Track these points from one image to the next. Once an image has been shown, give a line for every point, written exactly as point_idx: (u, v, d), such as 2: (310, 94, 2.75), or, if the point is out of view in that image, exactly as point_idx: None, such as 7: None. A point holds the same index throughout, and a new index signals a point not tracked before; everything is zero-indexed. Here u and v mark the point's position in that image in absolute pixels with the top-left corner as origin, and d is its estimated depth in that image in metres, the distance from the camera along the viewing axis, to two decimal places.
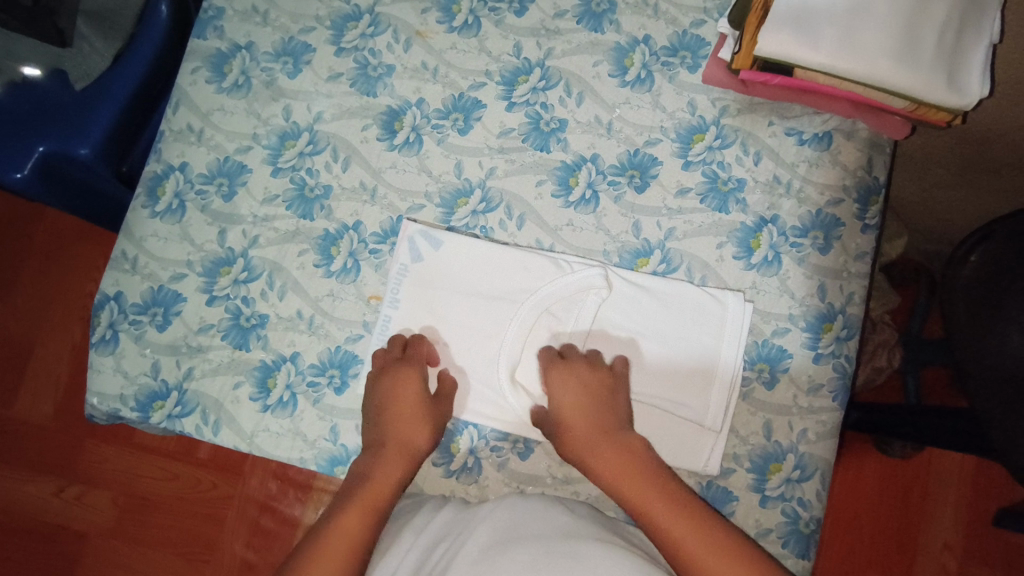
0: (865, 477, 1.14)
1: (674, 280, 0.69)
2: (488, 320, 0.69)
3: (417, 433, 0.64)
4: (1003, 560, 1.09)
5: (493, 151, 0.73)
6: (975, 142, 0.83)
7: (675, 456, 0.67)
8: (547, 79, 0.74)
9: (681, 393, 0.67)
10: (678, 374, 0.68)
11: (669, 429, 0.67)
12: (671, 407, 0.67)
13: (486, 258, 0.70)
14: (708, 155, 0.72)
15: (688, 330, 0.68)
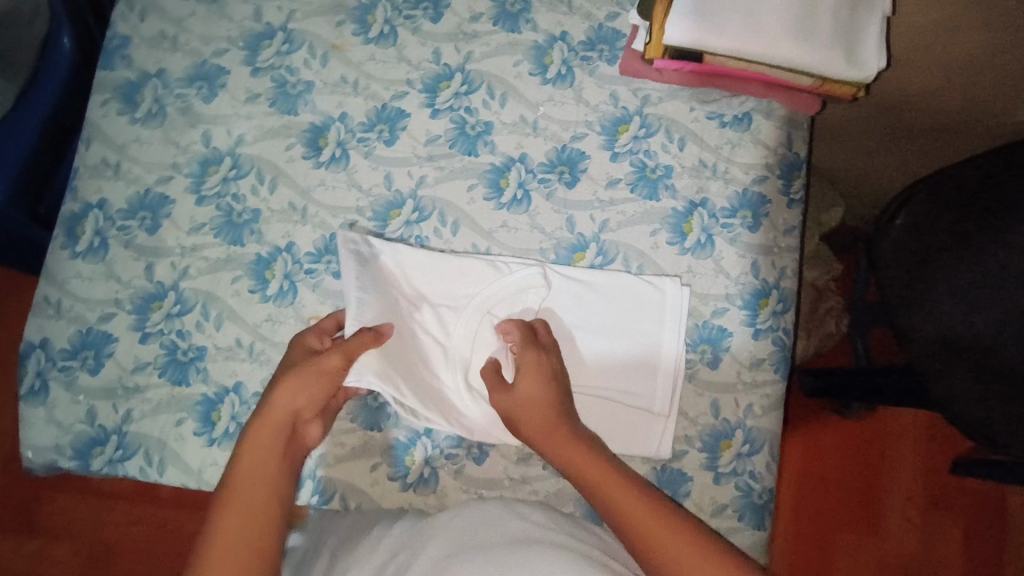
0: (823, 445, 1.19)
1: (611, 271, 0.70)
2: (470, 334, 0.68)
3: (285, 400, 0.60)
4: (963, 508, 1.15)
5: (422, 159, 0.73)
6: (889, 109, 0.88)
7: (626, 443, 0.68)
8: (468, 83, 0.74)
9: (629, 383, 0.68)
10: (624, 367, 0.69)
11: (622, 420, 0.68)
12: (622, 396, 0.68)
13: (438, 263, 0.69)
14: (634, 145, 0.73)
15: (629, 319, 0.69)
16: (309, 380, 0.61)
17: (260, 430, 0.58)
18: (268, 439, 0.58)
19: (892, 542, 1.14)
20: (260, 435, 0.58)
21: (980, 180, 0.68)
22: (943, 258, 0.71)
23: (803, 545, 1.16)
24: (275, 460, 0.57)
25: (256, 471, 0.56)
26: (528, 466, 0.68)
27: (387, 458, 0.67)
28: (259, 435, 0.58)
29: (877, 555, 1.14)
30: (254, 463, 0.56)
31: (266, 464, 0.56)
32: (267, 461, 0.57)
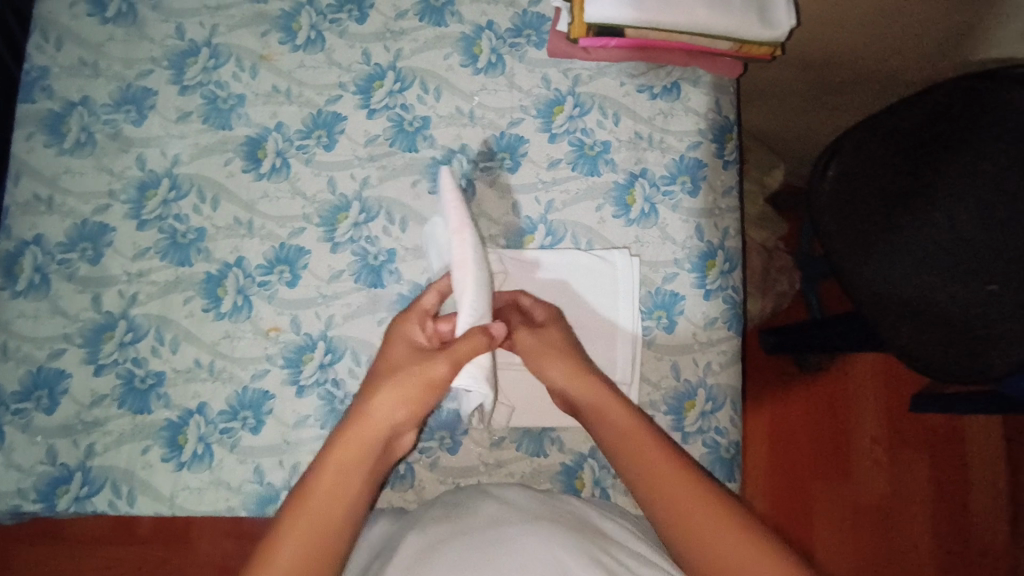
0: (790, 397, 1.25)
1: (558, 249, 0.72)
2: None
3: (384, 408, 0.58)
4: (923, 439, 1.23)
5: (364, 160, 0.73)
6: (812, 68, 0.93)
7: None
8: (401, 80, 0.75)
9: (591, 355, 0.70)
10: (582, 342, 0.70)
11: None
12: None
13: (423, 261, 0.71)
14: (570, 125, 0.75)
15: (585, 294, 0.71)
16: (404, 387, 0.58)
17: (338, 449, 0.56)
18: (348, 458, 0.55)
19: (863, 481, 1.22)
20: (341, 455, 0.55)
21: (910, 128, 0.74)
22: (876, 202, 0.77)
23: (783, 496, 1.21)
24: (355, 484, 0.54)
25: (330, 494, 0.53)
26: (502, 449, 0.69)
27: None
28: (340, 451, 0.55)
29: (850, 495, 1.21)
30: (329, 487, 0.53)
31: (343, 487, 0.54)
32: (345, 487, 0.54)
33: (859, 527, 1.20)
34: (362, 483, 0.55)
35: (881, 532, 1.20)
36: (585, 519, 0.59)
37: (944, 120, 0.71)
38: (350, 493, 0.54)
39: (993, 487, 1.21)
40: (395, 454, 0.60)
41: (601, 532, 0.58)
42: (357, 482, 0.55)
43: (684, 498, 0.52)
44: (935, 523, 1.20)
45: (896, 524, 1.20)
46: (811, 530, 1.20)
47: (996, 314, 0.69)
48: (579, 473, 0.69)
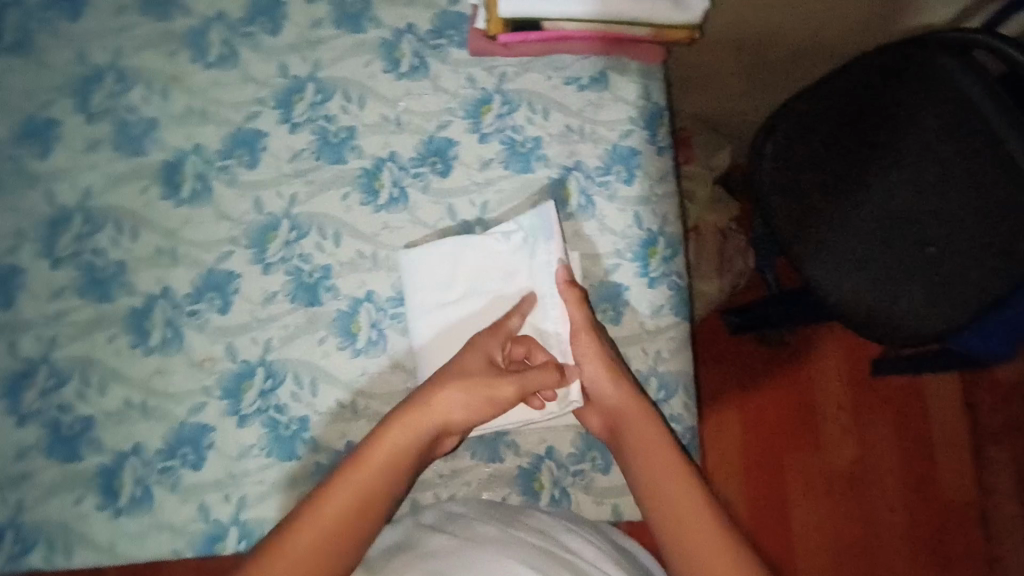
0: (754, 371, 1.28)
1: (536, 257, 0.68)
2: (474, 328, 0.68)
3: (451, 404, 0.61)
4: (885, 404, 1.26)
5: (290, 176, 0.71)
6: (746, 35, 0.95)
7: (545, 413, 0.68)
8: (322, 91, 0.72)
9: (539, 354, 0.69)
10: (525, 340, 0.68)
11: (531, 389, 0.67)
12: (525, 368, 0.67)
13: (423, 267, 0.69)
14: (499, 123, 0.73)
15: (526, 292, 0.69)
16: (481, 392, 0.62)
17: (398, 429, 0.59)
18: (410, 441, 0.59)
19: (831, 451, 1.24)
20: (402, 438, 0.58)
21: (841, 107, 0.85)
22: (817, 173, 0.86)
23: (754, 473, 1.24)
24: (403, 465, 0.58)
25: (378, 482, 0.56)
26: (456, 458, 0.69)
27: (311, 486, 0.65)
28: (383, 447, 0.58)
29: (820, 466, 1.24)
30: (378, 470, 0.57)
31: (389, 474, 0.57)
32: (390, 472, 0.57)
33: (832, 497, 1.22)
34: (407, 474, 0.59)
35: (852, 499, 1.22)
36: (550, 534, 0.59)
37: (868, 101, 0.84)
38: (392, 482, 0.57)
39: (955, 444, 1.23)
40: (435, 451, 0.63)
41: (562, 544, 0.58)
42: (407, 468, 0.58)
43: (678, 479, 0.60)
44: (904, 485, 1.22)
45: (866, 488, 1.22)
46: (783, 503, 1.22)
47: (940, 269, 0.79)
48: (537, 475, 0.69)
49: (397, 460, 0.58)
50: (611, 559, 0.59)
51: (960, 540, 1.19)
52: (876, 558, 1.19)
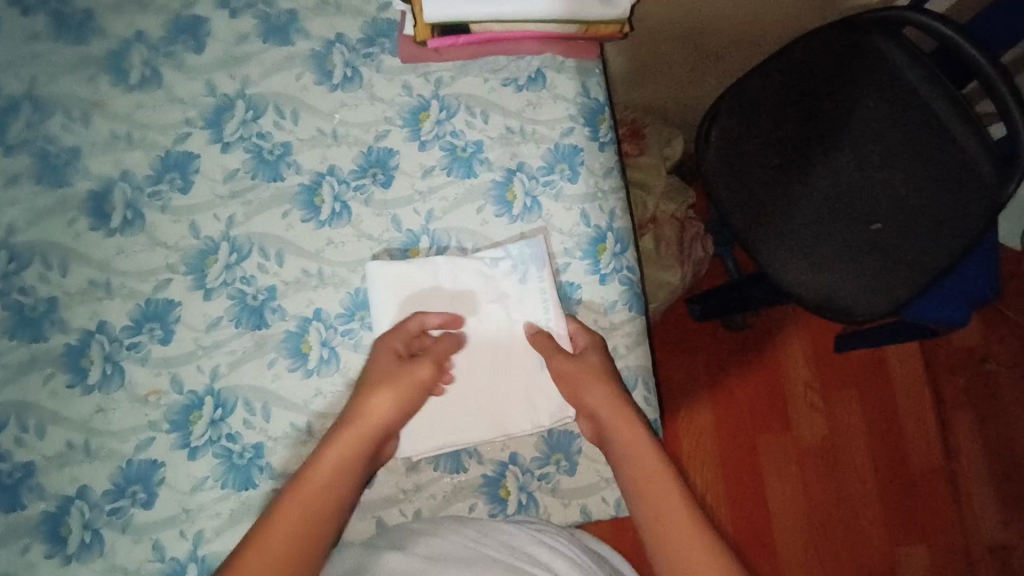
0: (720, 356, 1.29)
1: (528, 284, 0.69)
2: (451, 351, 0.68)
3: (383, 405, 0.62)
4: (851, 376, 1.28)
5: (225, 198, 0.69)
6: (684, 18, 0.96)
7: (513, 422, 0.68)
8: (253, 108, 0.70)
9: (507, 368, 0.69)
10: (500, 353, 0.69)
11: (509, 402, 0.68)
12: (501, 381, 0.68)
13: (398, 282, 0.68)
14: (439, 130, 0.72)
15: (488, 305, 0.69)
16: (399, 386, 0.63)
17: (338, 449, 0.59)
18: (349, 457, 0.60)
19: (802, 427, 1.26)
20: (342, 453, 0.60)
21: (779, 90, 0.89)
22: (762, 155, 0.91)
23: (730, 456, 1.25)
24: (349, 481, 0.59)
25: (320, 501, 0.57)
26: (419, 472, 0.68)
27: None
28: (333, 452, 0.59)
29: (793, 443, 1.25)
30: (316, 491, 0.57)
31: (330, 490, 0.58)
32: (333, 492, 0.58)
33: (806, 474, 1.24)
34: (351, 491, 0.59)
35: (827, 473, 1.24)
36: (519, 546, 0.58)
37: (803, 81, 0.88)
38: (336, 501, 0.58)
39: (920, 409, 1.26)
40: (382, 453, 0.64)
41: (530, 556, 0.57)
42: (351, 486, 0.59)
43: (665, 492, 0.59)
44: (875, 455, 1.25)
45: (839, 461, 1.25)
46: (761, 483, 1.24)
47: (889, 240, 0.84)
48: (502, 482, 0.68)
49: (339, 479, 0.59)
50: (581, 568, 0.58)
51: (931, 504, 1.22)
52: (852, 529, 1.22)
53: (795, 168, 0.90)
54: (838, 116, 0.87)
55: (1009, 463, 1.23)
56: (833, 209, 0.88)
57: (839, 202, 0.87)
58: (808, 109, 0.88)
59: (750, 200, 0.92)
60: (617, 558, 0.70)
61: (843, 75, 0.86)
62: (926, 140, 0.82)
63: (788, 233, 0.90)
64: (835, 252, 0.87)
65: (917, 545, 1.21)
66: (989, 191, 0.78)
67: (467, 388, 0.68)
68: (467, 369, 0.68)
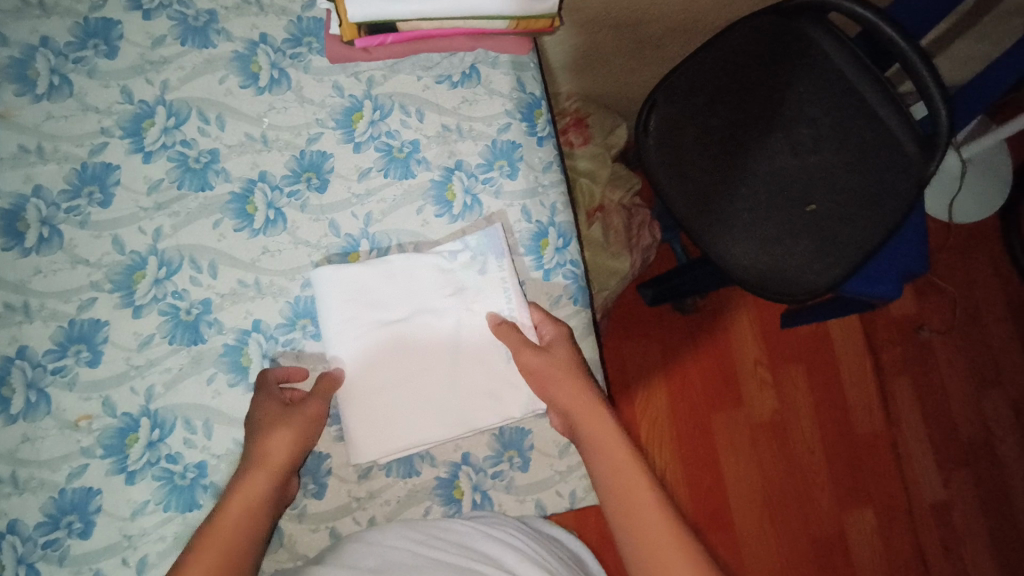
0: (672, 338, 1.32)
1: (488, 274, 0.69)
2: (415, 350, 0.67)
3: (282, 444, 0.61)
4: (797, 351, 1.32)
5: (151, 210, 0.66)
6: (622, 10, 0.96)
7: (475, 419, 0.67)
8: (175, 114, 0.68)
9: (468, 364, 0.68)
10: (465, 348, 0.68)
11: (472, 399, 0.67)
12: (464, 379, 0.68)
13: (355, 285, 0.66)
14: (373, 130, 0.71)
15: (442, 300, 0.68)
16: (295, 425, 0.62)
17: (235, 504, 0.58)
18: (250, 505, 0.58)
19: (753, 404, 1.30)
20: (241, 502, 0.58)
21: (713, 77, 0.90)
22: (699, 142, 0.92)
23: (685, 436, 1.29)
24: (254, 530, 0.58)
25: (225, 552, 0.55)
26: (372, 479, 0.67)
27: None
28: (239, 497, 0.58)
29: (745, 420, 1.29)
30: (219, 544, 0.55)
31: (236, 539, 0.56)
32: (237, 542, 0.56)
33: (759, 447, 1.28)
34: (260, 539, 0.58)
35: (778, 447, 1.29)
36: (468, 543, 0.60)
37: (735, 68, 0.89)
38: (245, 552, 0.56)
39: (863, 378, 1.32)
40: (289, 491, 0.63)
41: (482, 552, 0.58)
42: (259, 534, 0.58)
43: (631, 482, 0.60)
44: (822, 425, 1.30)
45: (789, 433, 1.29)
46: (716, 461, 1.28)
47: (823, 221, 0.87)
48: (456, 483, 0.68)
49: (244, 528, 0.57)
50: (531, 559, 0.58)
51: (876, 469, 1.29)
52: (804, 499, 1.27)
53: (733, 153, 0.91)
54: (771, 104, 0.89)
55: (945, 424, 1.30)
56: (769, 193, 0.90)
57: (774, 186, 0.90)
58: (741, 96, 0.90)
59: (690, 187, 0.93)
60: (575, 547, 0.71)
61: (775, 62, 0.88)
62: (856, 121, 0.85)
63: (728, 218, 0.91)
64: (775, 233, 0.89)
65: (864, 509, 1.27)
66: (914, 168, 0.82)
67: (429, 388, 0.67)
68: (431, 367, 0.67)
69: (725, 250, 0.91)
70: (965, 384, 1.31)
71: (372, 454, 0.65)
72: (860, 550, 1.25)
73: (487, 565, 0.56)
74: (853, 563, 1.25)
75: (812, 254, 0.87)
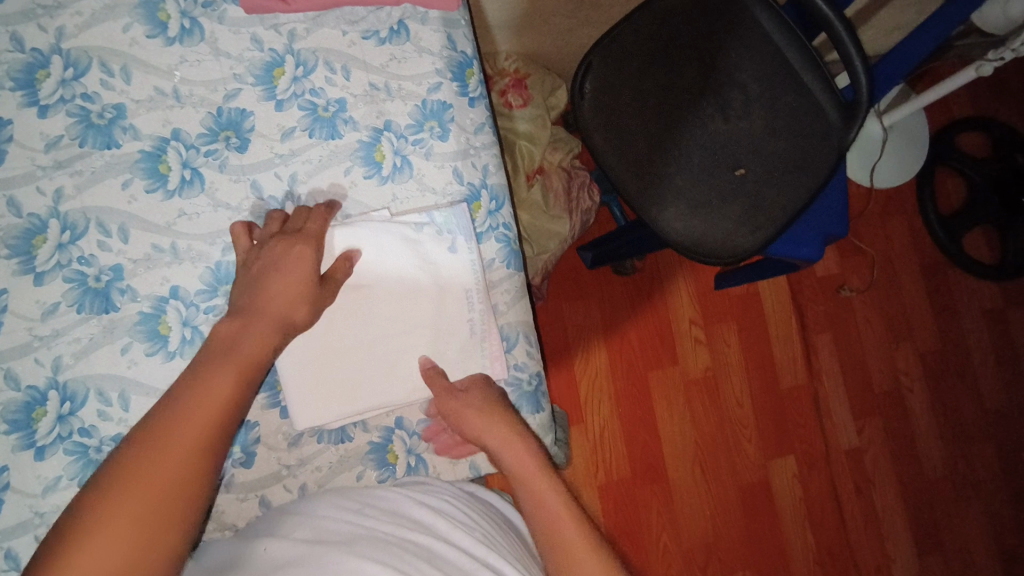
0: (613, 299, 1.35)
1: (457, 252, 0.69)
2: (378, 314, 0.66)
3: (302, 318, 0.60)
4: (729, 310, 1.38)
5: (50, 168, 0.61)
6: None
7: (417, 383, 0.67)
8: (73, 65, 0.62)
9: (415, 329, 0.67)
10: (413, 314, 0.67)
11: (414, 366, 0.67)
12: (402, 348, 0.67)
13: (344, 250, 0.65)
14: (296, 87, 0.68)
15: (396, 263, 0.67)
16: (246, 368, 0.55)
17: (137, 492, 0.45)
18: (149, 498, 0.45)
19: (688, 362, 1.35)
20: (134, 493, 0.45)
21: (648, 39, 0.90)
22: (635, 106, 0.93)
23: (624, 394, 1.32)
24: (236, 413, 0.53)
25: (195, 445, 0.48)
26: (302, 446, 0.66)
27: None
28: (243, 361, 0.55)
29: (680, 377, 1.34)
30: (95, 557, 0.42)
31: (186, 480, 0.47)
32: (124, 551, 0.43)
33: (691, 403, 1.34)
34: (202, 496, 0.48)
35: (709, 402, 1.35)
36: (401, 510, 0.60)
37: (670, 31, 0.89)
38: (176, 533, 0.45)
39: (789, 337, 1.39)
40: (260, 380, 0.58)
41: (413, 519, 0.59)
42: (166, 536, 0.45)
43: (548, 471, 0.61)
44: (750, 380, 1.36)
45: (719, 388, 1.35)
46: (652, 417, 1.32)
47: (752, 186, 0.90)
48: (390, 447, 0.68)
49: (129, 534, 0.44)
50: (462, 527, 0.60)
51: (799, 421, 1.37)
52: (733, 450, 1.34)
53: (668, 118, 0.92)
54: (705, 71, 0.90)
55: (861, 377, 1.39)
56: (702, 158, 0.92)
57: (705, 151, 0.92)
58: (676, 60, 0.90)
59: (624, 150, 0.95)
60: (507, 506, 0.72)
61: (708, 26, 0.88)
62: (784, 88, 0.88)
63: (659, 184, 0.93)
64: (714, 197, 0.92)
65: (787, 457, 1.35)
66: (834, 134, 0.84)
67: (381, 352, 0.67)
68: (378, 334, 0.66)
69: (657, 214, 0.93)
70: (879, 340, 1.40)
71: (312, 419, 0.64)
72: (783, 495, 1.34)
73: (421, 532, 0.57)
74: (776, 508, 1.33)
75: (744, 219, 0.90)
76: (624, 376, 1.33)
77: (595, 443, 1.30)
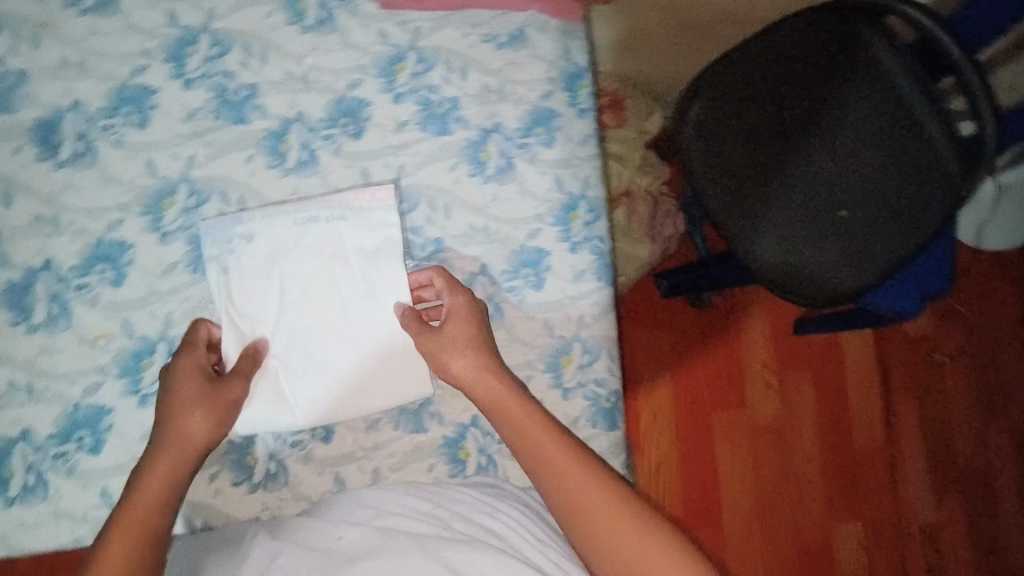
0: (685, 332, 1.31)
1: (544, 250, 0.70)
2: (331, 319, 0.64)
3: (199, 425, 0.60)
4: (807, 359, 1.31)
5: (186, 137, 0.66)
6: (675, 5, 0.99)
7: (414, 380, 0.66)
8: (218, 44, 0.67)
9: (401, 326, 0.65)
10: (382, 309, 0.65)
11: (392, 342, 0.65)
12: (374, 304, 0.65)
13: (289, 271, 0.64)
14: (415, 83, 0.70)
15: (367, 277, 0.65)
16: (216, 408, 0.61)
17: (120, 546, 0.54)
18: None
19: (756, 406, 1.29)
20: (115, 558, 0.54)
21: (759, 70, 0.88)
22: (739, 136, 0.90)
23: (685, 431, 1.28)
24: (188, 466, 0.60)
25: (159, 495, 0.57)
26: (379, 430, 0.67)
27: (228, 465, 0.65)
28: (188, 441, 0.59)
29: (745, 421, 1.29)
30: None
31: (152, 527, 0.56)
32: None
33: (756, 449, 1.28)
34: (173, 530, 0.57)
35: (775, 451, 1.28)
36: (476, 518, 0.59)
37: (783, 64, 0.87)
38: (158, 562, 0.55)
39: (869, 395, 1.31)
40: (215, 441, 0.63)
41: (486, 529, 0.58)
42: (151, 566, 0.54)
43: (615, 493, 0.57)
44: (822, 434, 1.29)
45: (787, 438, 1.29)
46: (712, 458, 1.28)
47: (855, 231, 0.86)
48: (462, 444, 0.67)
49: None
50: (539, 542, 0.58)
51: (869, 485, 1.28)
52: (794, 505, 1.27)
53: (772, 151, 0.89)
54: None
55: (945, 450, 1.29)
56: (804, 195, 0.88)
57: (807, 189, 0.88)
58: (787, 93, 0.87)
59: (722, 181, 0.92)
60: None
61: None
62: None
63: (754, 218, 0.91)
64: (813, 237, 0.88)
65: (853, 522, 1.27)
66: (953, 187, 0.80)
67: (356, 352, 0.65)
68: (333, 298, 0.65)
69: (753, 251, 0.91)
70: (970, 413, 1.30)
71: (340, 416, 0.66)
72: (844, 561, 1.26)
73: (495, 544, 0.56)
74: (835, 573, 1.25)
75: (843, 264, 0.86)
76: (687, 412, 1.29)
77: (649, 476, 1.27)
